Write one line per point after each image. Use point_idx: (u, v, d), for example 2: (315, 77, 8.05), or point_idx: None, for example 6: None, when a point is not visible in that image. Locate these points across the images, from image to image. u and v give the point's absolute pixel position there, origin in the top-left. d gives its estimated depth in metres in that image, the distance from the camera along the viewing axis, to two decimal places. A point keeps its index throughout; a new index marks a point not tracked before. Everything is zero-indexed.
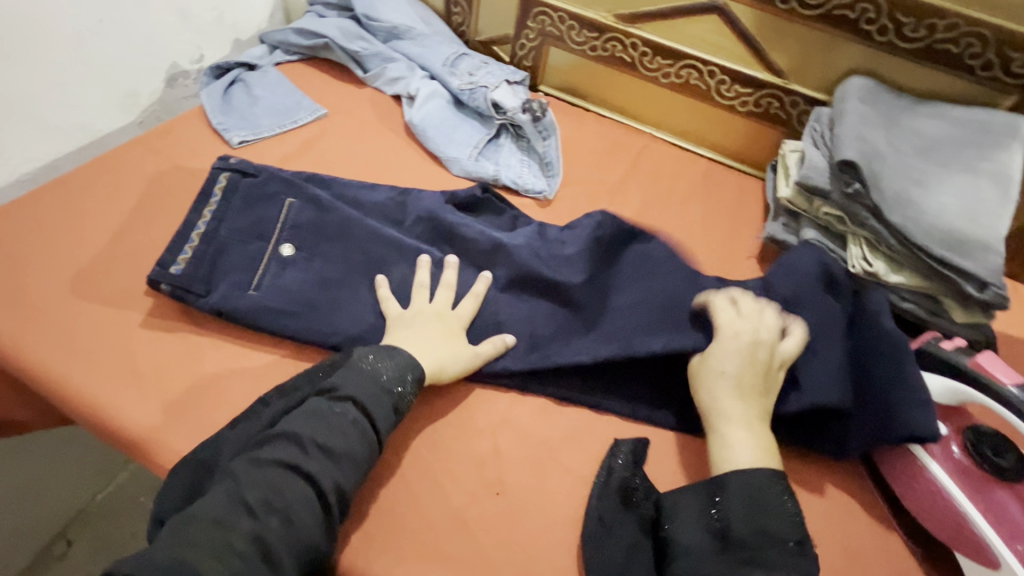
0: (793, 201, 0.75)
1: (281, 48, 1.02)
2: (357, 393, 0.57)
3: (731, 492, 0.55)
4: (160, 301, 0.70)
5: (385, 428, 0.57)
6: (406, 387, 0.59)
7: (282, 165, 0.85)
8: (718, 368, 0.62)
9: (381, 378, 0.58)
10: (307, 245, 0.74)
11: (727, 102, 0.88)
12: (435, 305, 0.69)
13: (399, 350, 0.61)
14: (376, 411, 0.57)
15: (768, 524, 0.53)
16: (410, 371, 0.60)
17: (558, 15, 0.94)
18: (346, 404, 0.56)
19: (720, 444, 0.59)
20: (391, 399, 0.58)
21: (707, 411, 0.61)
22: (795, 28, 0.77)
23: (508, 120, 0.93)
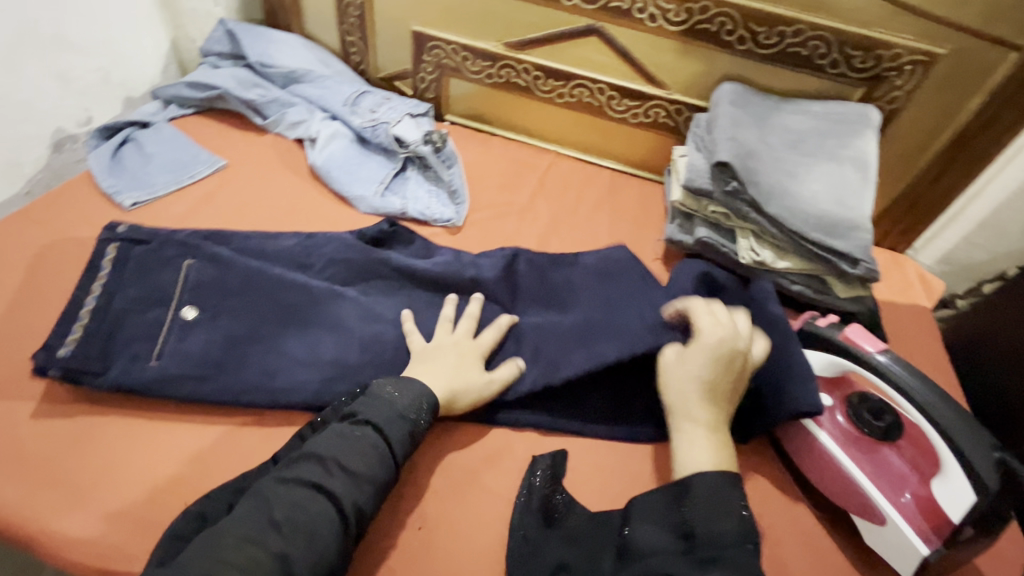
0: (684, 204, 0.79)
1: (177, 102, 0.95)
2: (376, 417, 0.53)
3: (697, 493, 0.49)
4: (50, 384, 0.58)
5: (402, 451, 0.53)
6: (423, 416, 0.55)
7: (181, 222, 0.77)
8: (692, 371, 0.55)
9: (398, 405, 0.54)
10: (211, 304, 0.61)
11: (620, 115, 0.95)
12: (458, 334, 0.63)
13: (416, 380, 0.56)
14: (392, 433, 0.52)
15: (717, 520, 0.47)
16: (426, 399, 0.55)
17: (450, 48, 0.97)
18: (366, 428, 0.52)
19: (686, 447, 0.53)
20: (406, 425, 0.53)
21: (677, 413, 0.55)
22: (667, 43, 0.85)
23: (411, 152, 0.88)
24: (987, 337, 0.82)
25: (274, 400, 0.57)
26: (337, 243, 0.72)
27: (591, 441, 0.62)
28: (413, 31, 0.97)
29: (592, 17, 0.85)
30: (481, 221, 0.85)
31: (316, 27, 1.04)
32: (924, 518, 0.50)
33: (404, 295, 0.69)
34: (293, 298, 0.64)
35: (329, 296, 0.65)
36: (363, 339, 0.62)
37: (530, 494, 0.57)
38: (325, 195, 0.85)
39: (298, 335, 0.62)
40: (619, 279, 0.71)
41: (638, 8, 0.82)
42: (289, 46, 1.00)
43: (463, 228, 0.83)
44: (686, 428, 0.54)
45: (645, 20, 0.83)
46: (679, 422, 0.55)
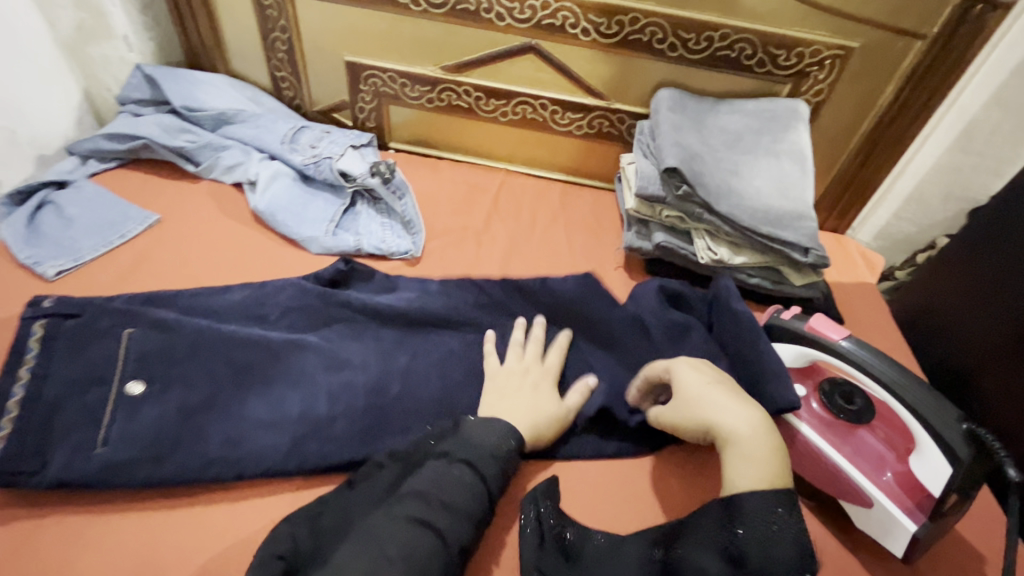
0: (639, 211, 0.80)
1: (96, 156, 0.89)
2: (469, 456, 0.51)
3: (749, 516, 0.47)
4: None
5: (497, 488, 0.51)
6: (512, 454, 0.53)
7: (115, 286, 0.71)
8: (695, 393, 0.55)
9: (489, 444, 0.52)
10: (160, 375, 0.57)
11: (564, 128, 0.96)
12: (531, 360, 0.63)
13: (504, 421, 0.55)
14: (487, 471, 0.51)
15: (771, 545, 0.45)
16: (515, 438, 0.54)
17: (387, 76, 0.95)
18: (462, 466, 0.51)
19: (742, 464, 0.50)
20: (499, 463, 0.52)
21: (717, 425, 0.53)
22: (603, 56, 0.87)
23: (360, 186, 0.85)
24: (931, 305, 0.88)
25: (240, 469, 0.53)
26: (291, 290, 0.68)
27: (582, 462, 0.61)
28: (345, 62, 0.95)
29: (526, 36, 0.86)
30: (439, 248, 0.83)
31: (243, 65, 1.00)
32: (907, 495, 0.51)
33: (370, 337, 0.66)
34: (251, 356, 0.60)
35: (288, 348, 0.62)
36: (332, 391, 0.59)
37: (541, 529, 0.52)
38: (272, 240, 0.81)
39: (259, 395, 0.58)
40: (587, 294, 0.71)
41: (570, 24, 0.83)
42: (214, 88, 0.96)
43: (422, 258, 0.81)
44: (735, 440, 0.52)
45: (579, 35, 0.84)
46: (725, 437, 0.52)
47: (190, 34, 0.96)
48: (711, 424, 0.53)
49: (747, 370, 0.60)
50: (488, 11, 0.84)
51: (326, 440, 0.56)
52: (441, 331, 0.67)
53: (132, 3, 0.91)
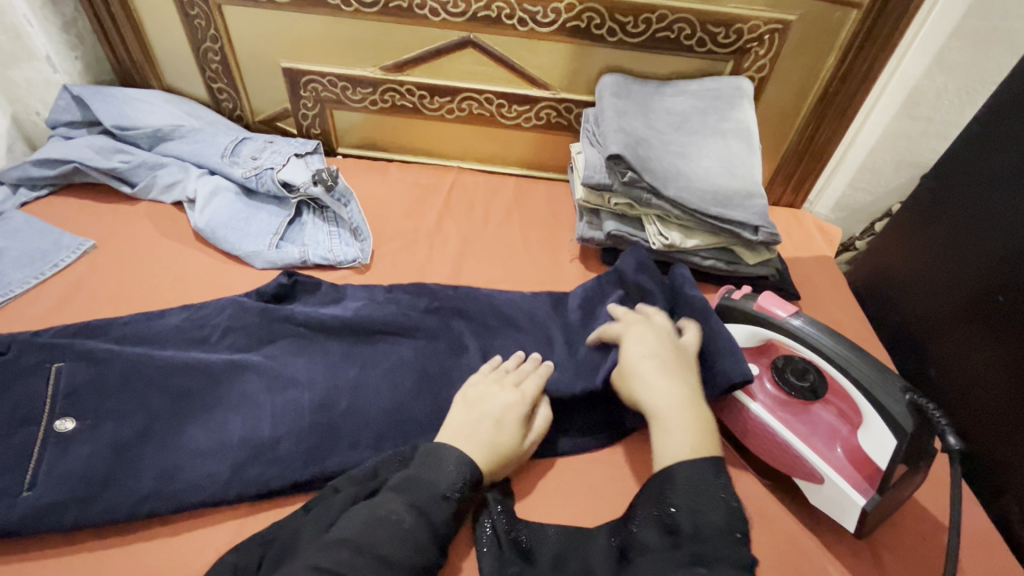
0: (587, 200, 0.78)
1: (26, 184, 0.85)
2: (417, 496, 0.48)
3: (679, 484, 0.47)
4: None
5: (445, 534, 0.48)
6: (465, 493, 0.50)
7: (47, 320, 0.68)
8: (636, 354, 0.57)
9: (439, 485, 0.49)
10: (91, 409, 0.55)
11: (512, 121, 0.94)
12: (509, 382, 0.59)
13: (467, 458, 0.52)
14: (435, 516, 0.48)
15: (701, 513, 0.45)
16: (472, 474, 0.51)
17: (327, 80, 0.92)
18: (404, 510, 0.47)
19: (662, 438, 0.52)
20: (450, 506, 0.49)
21: (644, 402, 0.54)
22: (543, 45, 0.85)
23: (304, 196, 0.83)
24: (890, 272, 0.88)
25: (178, 503, 0.51)
26: (232, 308, 0.66)
27: (537, 463, 0.60)
28: (281, 68, 0.92)
29: (463, 30, 0.84)
30: (391, 253, 0.81)
31: (177, 79, 0.97)
32: (856, 469, 0.51)
33: (316, 350, 0.64)
34: (188, 381, 0.58)
35: (228, 370, 0.60)
36: (275, 411, 0.57)
37: (498, 537, 0.52)
38: (214, 258, 0.78)
39: (198, 421, 0.56)
40: None
41: (506, 15, 0.81)
42: (148, 106, 0.93)
43: (372, 265, 0.79)
44: (661, 414, 0.53)
45: (516, 25, 0.83)
46: (652, 407, 0.54)
47: (118, 49, 0.93)
48: (636, 394, 0.55)
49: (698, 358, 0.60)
50: (421, 8, 0.82)
51: (270, 463, 0.54)
52: (390, 339, 0.66)
53: (50, 22, 0.87)
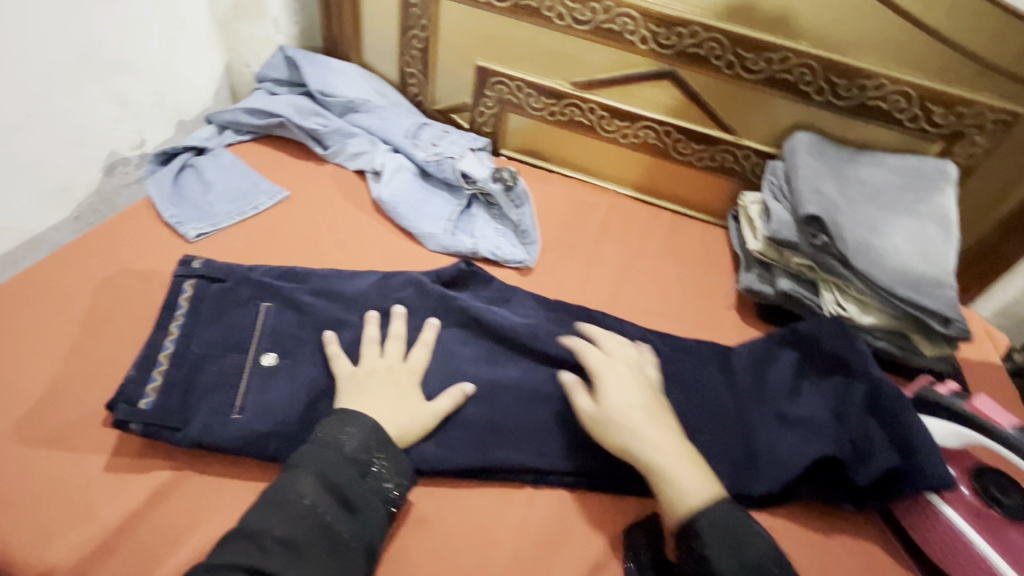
0: (764, 253, 0.77)
1: (233, 128, 0.93)
2: (321, 468, 0.48)
3: (708, 539, 0.48)
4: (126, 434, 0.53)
5: (359, 494, 0.49)
6: (375, 454, 0.51)
7: (245, 256, 0.74)
8: (620, 403, 0.56)
9: (344, 450, 0.50)
10: (295, 350, 0.59)
11: (684, 158, 0.94)
12: (393, 358, 0.59)
13: (368, 416, 0.53)
14: (342, 481, 0.48)
15: (743, 548, 0.48)
16: (377, 433, 0.52)
17: (515, 84, 0.95)
18: (305, 485, 0.47)
19: (667, 484, 0.52)
20: (357, 468, 0.50)
21: (639, 452, 0.53)
22: (741, 91, 0.85)
23: (478, 190, 0.86)
24: None
25: None
26: (414, 288, 0.67)
27: None
28: (476, 66, 0.96)
29: (666, 62, 0.85)
30: (551, 264, 0.83)
31: (375, 58, 1.03)
32: None
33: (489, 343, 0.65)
34: (375, 344, 0.60)
35: (411, 344, 0.63)
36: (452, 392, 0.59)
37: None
38: (391, 231, 0.82)
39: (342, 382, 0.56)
40: None
41: (716, 55, 0.82)
42: (347, 77, 0.99)
43: (534, 270, 0.81)
44: (657, 465, 0.53)
45: (722, 67, 0.83)
46: (647, 459, 0.53)
47: (333, 21, 1.00)
48: (626, 440, 0.54)
49: (895, 430, 0.58)
50: (632, 34, 0.84)
51: (442, 444, 0.56)
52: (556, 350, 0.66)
53: None
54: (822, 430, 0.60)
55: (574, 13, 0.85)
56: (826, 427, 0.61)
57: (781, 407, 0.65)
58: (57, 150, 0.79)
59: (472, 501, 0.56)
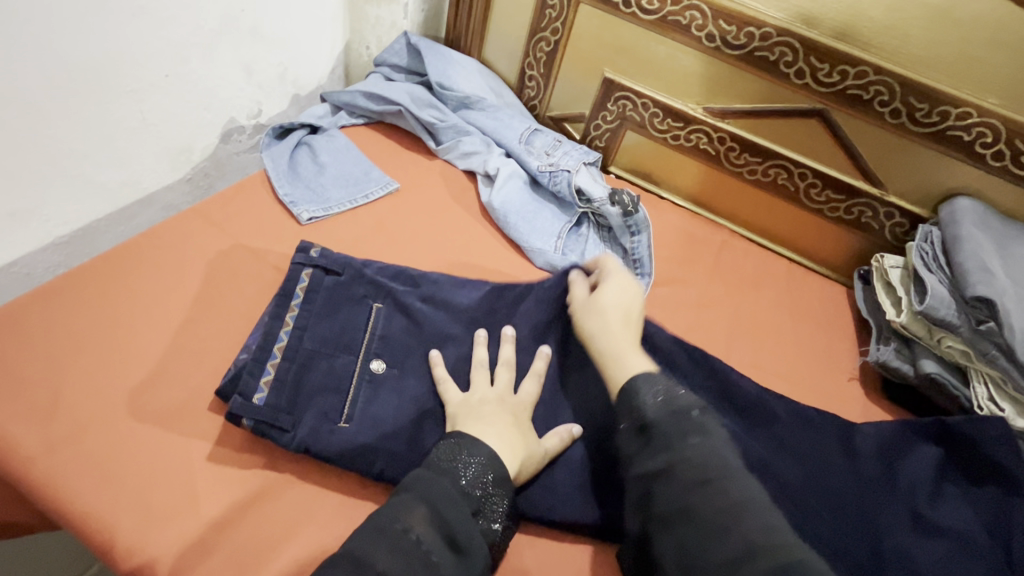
0: (907, 326, 0.69)
1: (347, 110, 0.92)
2: (433, 499, 0.43)
3: (642, 391, 0.49)
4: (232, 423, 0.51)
5: (469, 536, 0.43)
6: (489, 492, 0.46)
7: (354, 246, 0.71)
8: (609, 299, 0.58)
9: (460, 481, 0.45)
10: (406, 360, 0.56)
11: (815, 205, 0.86)
12: (503, 388, 0.55)
13: (496, 454, 0.48)
14: (453, 516, 0.43)
15: (670, 402, 0.48)
16: (495, 469, 0.47)
17: (641, 102, 0.89)
18: (415, 514, 0.42)
19: (610, 364, 0.54)
20: (470, 505, 0.44)
21: (600, 339, 0.56)
22: (900, 143, 0.77)
23: (592, 210, 0.81)
24: None
25: None
26: (527, 309, 0.63)
27: None
28: (604, 77, 0.91)
29: (821, 100, 0.78)
30: (658, 301, 0.78)
31: (496, 55, 1.00)
32: None
33: None
34: (487, 367, 0.56)
35: (522, 371, 0.59)
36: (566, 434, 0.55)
37: None
38: (499, 241, 0.79)
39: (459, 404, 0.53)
40: None
41: (881, 101, 0.75)
42: (465, 71, 0.96)
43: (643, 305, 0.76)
44: (608, 350, 0.55)
45: (886, 115, 0.76)
46: (602, 349, 0.55)
47: (461, 14, 0.97)
48: (597, 331, 0.56)
49: None
50: (788, 66, 0.78)
51: (548, 490, 0.52)
52: None
53: None
54: (976, 548, 0.56)
55: (726, 36, 0.79)
56: (981, 546, 0.56)
57: (919, 507, 0.58)
58: (183, 112, 0.78)
59: (579, 561, 0.51)
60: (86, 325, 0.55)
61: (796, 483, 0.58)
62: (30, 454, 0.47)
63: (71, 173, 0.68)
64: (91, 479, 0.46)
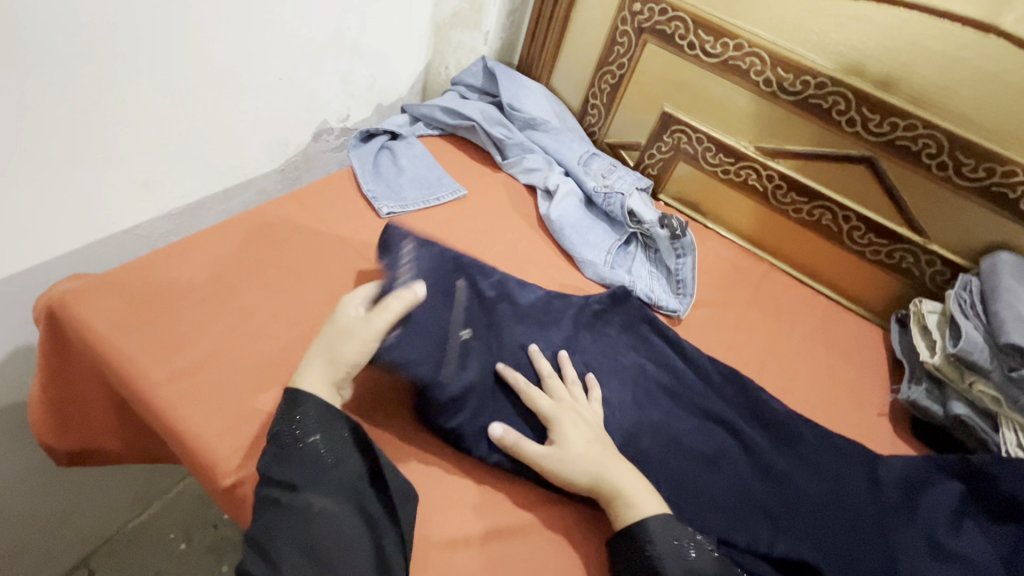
0: (941, 368, 0.72)
1: (424, 121, 1.01)
2: (259, 459, 0.50)
3: (658, 542, 0.51)
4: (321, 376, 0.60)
5: (293, 470, 0.49)
6: (294, 418, 0.52)
7: (423, 241, 0.79)
8: (577, 440, 0.57)
9: (267, 430, 0.52)
10: (487, 333, 0.65)
11: (857, 248, 0.89)
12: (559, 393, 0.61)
13: (310, 393, 0.53)
14: (272, 463, 0.50)
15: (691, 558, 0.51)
16: (288, 393, 0.53)
17: (696, 136, 0.96)
18: (257, 479, 0.50)
19: (630, 511, 0.53)
20: (276, 441, 0.51)
21: (608, 485, 0.54)
22: (945, 195, 0.80)
23: (642, 230, 0.87)
24: None
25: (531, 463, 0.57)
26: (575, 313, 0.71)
27: None
28: (662, 110, 0.97)
29: (869, 148, 0.83)
30: (698, 320, 0.83)
31: (563, 84, 1.09)
32: None
33: (636, 383, 0.68)
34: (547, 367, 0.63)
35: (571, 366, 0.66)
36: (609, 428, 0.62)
37: None
38: (553, 250, 0.86)
39: (512, 385, 0.61)
40: None
41: (929, 153, 0.79)
42: (534, 95, 1.04)
43: (683, 322, 0.81)
44: (618, 498, 0.54)
45: (934, 167, 0.79)
46: (613, 501, 0.54)
47: (535, 45, 1.07)
48: (591, 478, 0.55)
49: None
50: (841, 114, 0.83)
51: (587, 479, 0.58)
52: (699, 408, 0.67)
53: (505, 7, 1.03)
54: None
55: (783, 82, 0.85)
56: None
57: (937, 534, 0.61)
58: (287, 112, 0.89)
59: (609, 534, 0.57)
60: (200, 281, 0.64)
61: (816, 496, 0.62)
62: (150, 380, 0.55)
63: (193, 155, 0.78)
64: (199, 408, 0.54)
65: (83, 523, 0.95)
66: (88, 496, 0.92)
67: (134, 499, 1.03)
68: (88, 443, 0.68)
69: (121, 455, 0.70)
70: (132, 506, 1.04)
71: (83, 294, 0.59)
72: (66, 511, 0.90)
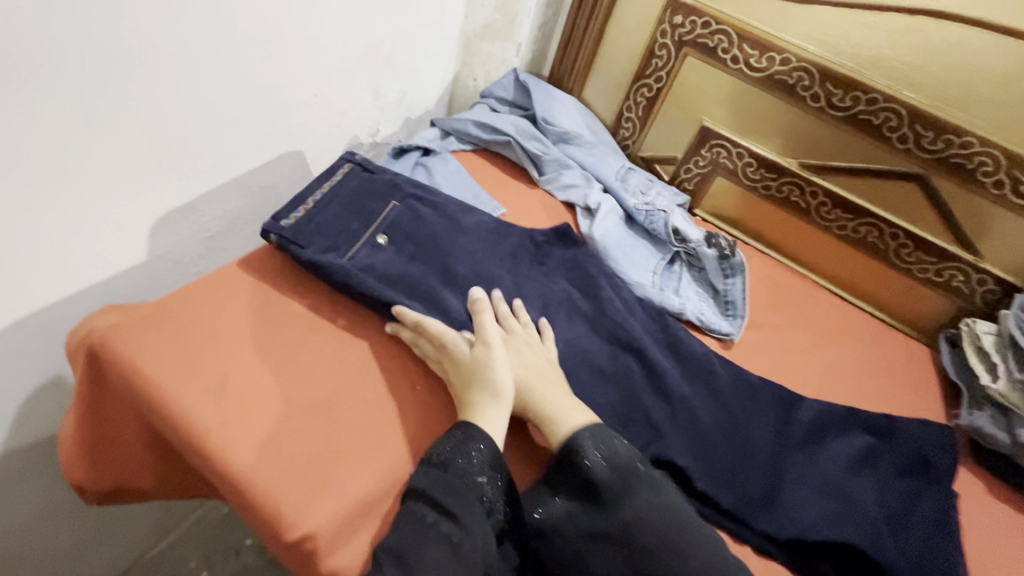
0: (1003, 393, 0.70)
1: (456, 136, 0.98)
2: (426, 484, 0.49)
3: None
4: (375, 413, 0.57)
5: (456, 504, 0.49)
6: (469, 455, 0.51)
7: None
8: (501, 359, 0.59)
9: (439, 456, 0.51)
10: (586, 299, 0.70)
11: (904, 265, 0.88)
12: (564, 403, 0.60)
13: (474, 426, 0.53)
14: (437, 489, 0.49)
15: None
16: (465, 429, 0.53)
17: (737, 151, 0.93)
18: (415, 499, 0.49)
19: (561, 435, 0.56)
20: (442, 471, 0.50)
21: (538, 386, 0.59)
22: (1000, 213, 0.79)
23: (686, 248, 0.85)
24: None
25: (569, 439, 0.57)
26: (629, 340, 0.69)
27: None
28: (701, 124, 0.95)
29: (921, 165, 0.81)
30: (749, 343, 0.81)
31: (596, 97, 1.06)
32: None
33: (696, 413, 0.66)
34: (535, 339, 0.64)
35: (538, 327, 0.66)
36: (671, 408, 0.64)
37: None
38: None
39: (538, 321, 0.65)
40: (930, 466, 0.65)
41: (984, 171, 0.77)
42: (567, 108, 1.02)
43: (735, 345, 0.79)
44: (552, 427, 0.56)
45: (989, 185, 0.78)
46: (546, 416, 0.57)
47: (568, 58, 1.04)
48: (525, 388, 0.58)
49: None
50: (893, 130, 0.81)
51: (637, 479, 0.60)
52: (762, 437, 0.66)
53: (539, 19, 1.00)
54: None
55: (832, 97, 0.83)
56: None
57: None
58: (320, 127, 0.86)
59: None
60: (243, 313, 0.61)
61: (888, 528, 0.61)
62: (202, 425, 0.52)
63: (227, 177, 0.75)
64: (258, 454, 0.51)
65: (100, 556, 0.91)
66: (105, 529, 0.88)
67: (152, 529, 0.99)
68: (120, 483, 0.64)
69: (154, 492, 0.67)
70: (150, 535, 1.00)
71: (126, 331, 0.55)
72: (83, 546, 0.86)
